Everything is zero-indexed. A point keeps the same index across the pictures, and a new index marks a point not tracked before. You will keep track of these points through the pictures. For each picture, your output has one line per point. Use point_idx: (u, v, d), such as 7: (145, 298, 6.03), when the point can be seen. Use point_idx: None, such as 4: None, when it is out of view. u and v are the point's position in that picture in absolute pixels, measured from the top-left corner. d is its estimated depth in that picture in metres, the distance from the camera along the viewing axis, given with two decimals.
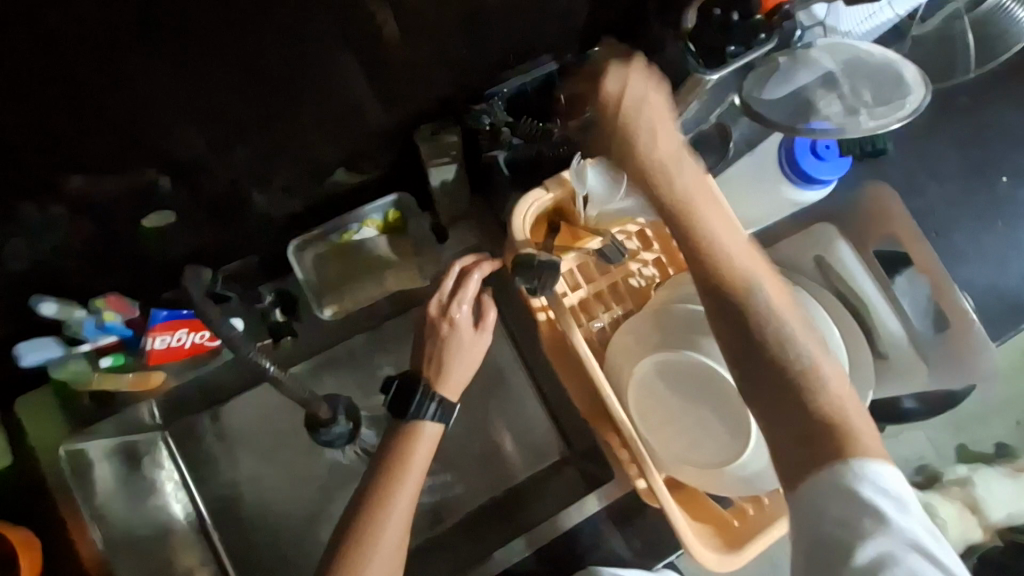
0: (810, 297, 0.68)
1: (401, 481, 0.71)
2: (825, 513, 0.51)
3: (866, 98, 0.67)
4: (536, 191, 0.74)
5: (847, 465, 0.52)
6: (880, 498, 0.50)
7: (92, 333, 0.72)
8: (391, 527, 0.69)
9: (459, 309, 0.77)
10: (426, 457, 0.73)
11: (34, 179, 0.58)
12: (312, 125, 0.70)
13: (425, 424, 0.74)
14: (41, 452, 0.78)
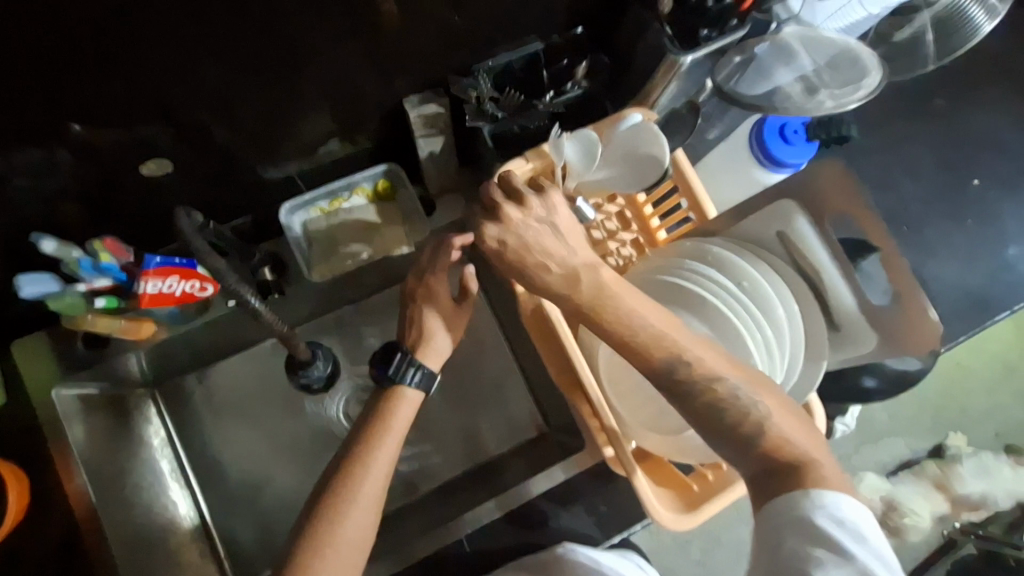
0: (767, 275, 0.73)
1: (382, 440, 0.74)
2: (785, 540, 0.54)
3: (825, 80, 0.73)
4: (516, 160, 0.74)
5: (805, 495, 0.55)
6: (836, 528, 0.53)
7: (89, 273, 0.73)
8: (369, 484, 0.71)
9: (435, 276, 0.79)
10: (406, 420, 0.76)
11: (41, 125, 0.61)
12: (307, 96, 0.74)
13: (405, 390, 0.76)
14: (33, 393, 0.81)
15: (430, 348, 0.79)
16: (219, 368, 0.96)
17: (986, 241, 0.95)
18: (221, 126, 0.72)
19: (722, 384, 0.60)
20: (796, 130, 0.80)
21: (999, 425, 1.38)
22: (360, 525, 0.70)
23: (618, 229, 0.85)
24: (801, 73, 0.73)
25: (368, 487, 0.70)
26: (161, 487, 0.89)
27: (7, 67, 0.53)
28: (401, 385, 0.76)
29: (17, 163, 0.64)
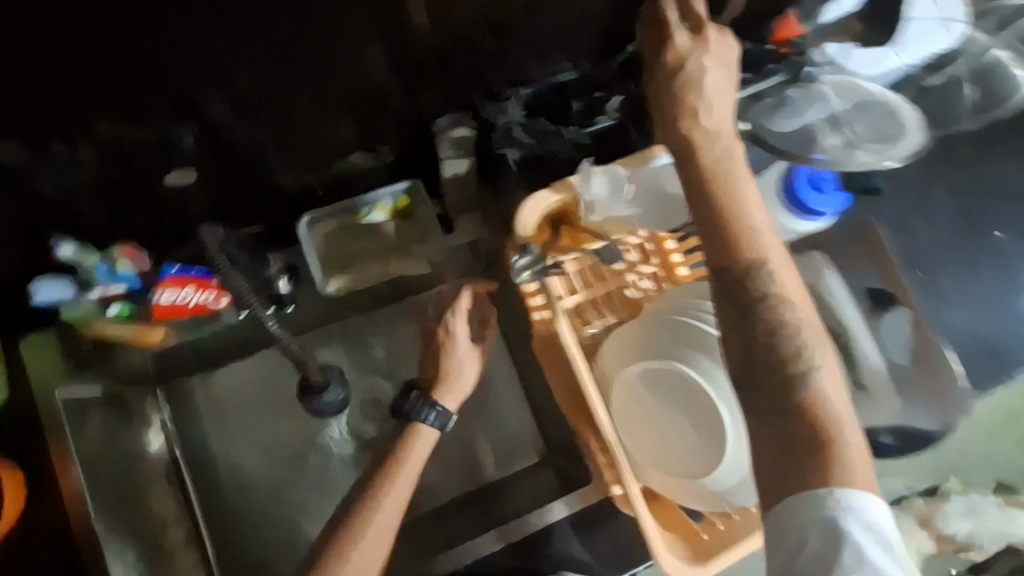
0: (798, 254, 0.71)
1: (397, 474, 0.74)
2: (804, 543, 0.52)
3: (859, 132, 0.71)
4: (544, 192, 0.77)
5: (829, 494, 0.53)
6: (860, 532, 0.51)
7: (103, 278, 0.75)
8: (386, 508, 0.71)
9: (455, 319, 0.80)
10: (421, 458, 0.76)
11: (53, 111, 0.59)
12: (336, 106, 0.73)
13: (423, 427, 0.77)
14: (36, 388, 0.79)
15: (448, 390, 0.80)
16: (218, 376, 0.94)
17: (1004, 293, 0.94)
18: (235, 129, 0.70)
19: (799, 331, 0.60)
20: (825, 177, 0.76)
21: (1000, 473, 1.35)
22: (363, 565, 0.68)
23: (637, 262, 0.82)
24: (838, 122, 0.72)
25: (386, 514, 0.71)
26: (158, 488, 0.87)
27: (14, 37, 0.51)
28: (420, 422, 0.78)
29: (29, 155, 0.63)
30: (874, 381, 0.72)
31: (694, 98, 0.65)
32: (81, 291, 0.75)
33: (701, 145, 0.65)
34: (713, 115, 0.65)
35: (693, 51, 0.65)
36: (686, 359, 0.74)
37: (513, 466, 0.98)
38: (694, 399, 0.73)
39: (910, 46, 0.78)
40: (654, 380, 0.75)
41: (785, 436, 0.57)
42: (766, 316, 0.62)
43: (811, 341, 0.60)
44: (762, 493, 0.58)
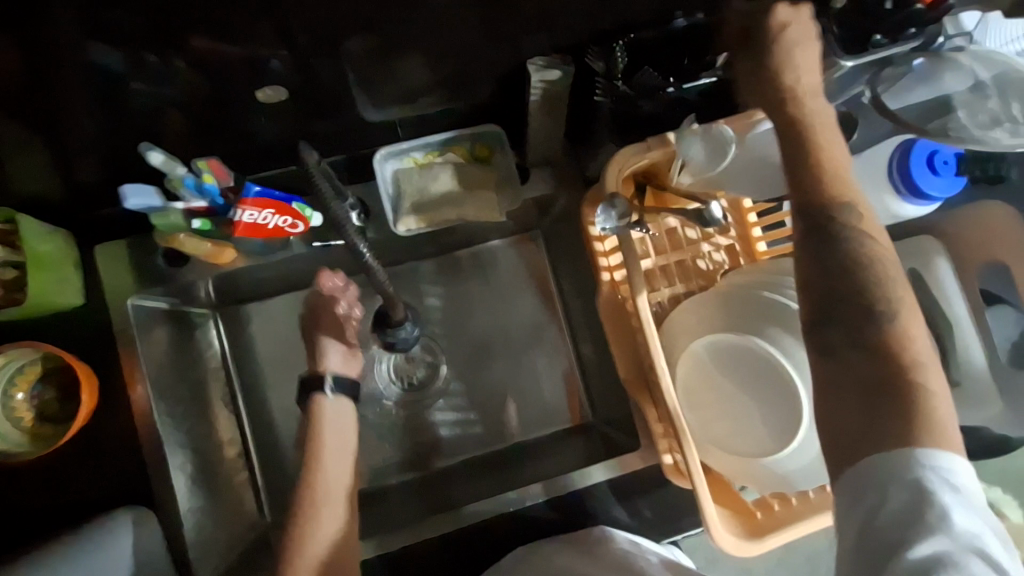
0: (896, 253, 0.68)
1: (322, 437, 0.74)
2: (885, 502, 0.50)
3: (1014, 111, 0.66)
4: (637, 146, 0.74)
5: (915, 452, 0.50)
6: (945, 491, 0.49)
7: (191, 192, 0.72)
8: (335, 473, 0.73)
9: (341, 305, 0.79)
10: (339, 446, 0.75)
11: (158, 20, 0.56)
12: (432, 35, 0.66)
13: (325, 404, 0.76)
14: (110, 295, 0.79)
15: (328, 363, 0.77)
16: (282, 301, 0.96)
17: None
18: (325, 64, 0.67)
19: (890, 278, 0.56)
20: (946, 159, 0.70)
21: None
22: (330, 530, 0.70)
23: (713, 232, 0.82)
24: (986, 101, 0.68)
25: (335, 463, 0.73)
26: (216, 406, 0.90)
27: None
28: (320, 399, 0.76)
29: (129, 62, 0.61)
30: (975, 386, 0.68)
31: (782, 58, 0.62)
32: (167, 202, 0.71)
33: (798, 101, 0.62)
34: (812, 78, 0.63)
35: (797, 20, 0.62)
36: (767, 334, 0.71)
37: (551, 425, 1.01)
38: (765, 375, 0.71)
39: None
40: (725, 354, 0.73)
41: (865, 378, 0.54)
42: (863, 280, 0.56)
43: (901, 299, 0.56)
44: (833, 452, 0.54)
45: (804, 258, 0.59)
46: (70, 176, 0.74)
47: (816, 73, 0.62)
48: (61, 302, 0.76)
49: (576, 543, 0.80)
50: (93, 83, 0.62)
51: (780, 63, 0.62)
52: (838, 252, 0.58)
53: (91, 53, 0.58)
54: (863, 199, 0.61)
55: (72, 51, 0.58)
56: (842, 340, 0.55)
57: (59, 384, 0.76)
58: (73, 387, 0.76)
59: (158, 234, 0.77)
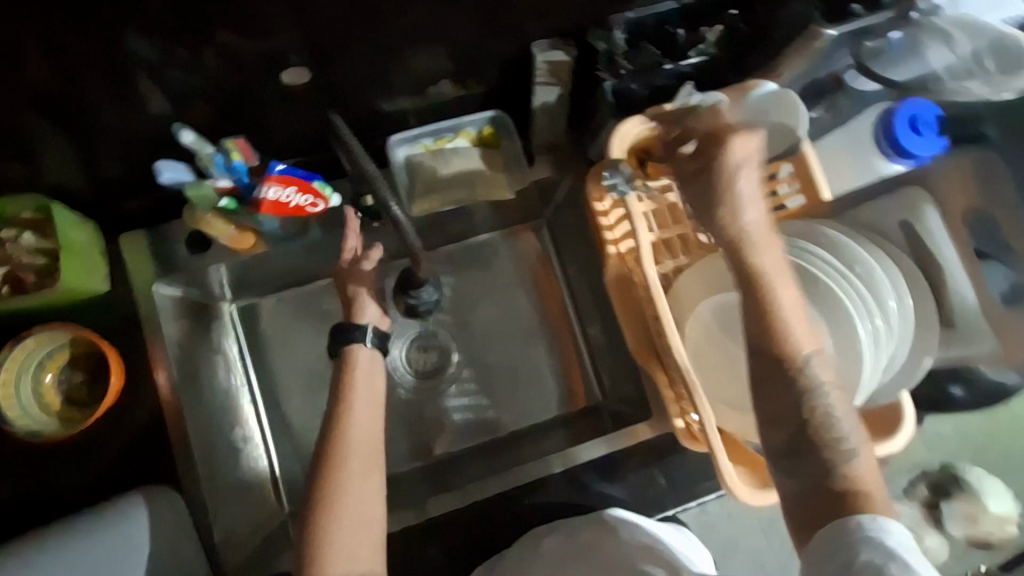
0: (866, 253, 0.70)
1: (353, 388, 0.74)
2: (856, 555, 0.51)
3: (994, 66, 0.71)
4: (639, 117, 0.77)
5: (869, 514, 0.54)
6: (901, 549, 0.51)
7: (220, 171, 0.77)
8: (359, 433, 0.72)
9: (364, 262, 0.82)
10: (368, 381, 0.75)
11: (191, 15, 0.62)
12: (438, 22, 0.72)
13: (360, 348, 0.76)
14: (137, 284, 0.83)
15: (364, 312, 0.79)
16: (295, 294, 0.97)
17: None
18: (341, 55, 0.73)
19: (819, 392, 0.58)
20: (926, 121, 0.77)
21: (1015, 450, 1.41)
22: (365, 486, 0.69)
23: None
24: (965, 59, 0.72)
25: (362, 405, 0.73)
26: (224, 390, 0.88)
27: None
28: (355, 347, 0.76)
29: (160, 54, 0.65)
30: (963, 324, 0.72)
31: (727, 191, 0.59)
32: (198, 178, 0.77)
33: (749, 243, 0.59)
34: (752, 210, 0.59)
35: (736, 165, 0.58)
36: None
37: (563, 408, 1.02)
38: None
39: None
40: (726, 313, 0.80)
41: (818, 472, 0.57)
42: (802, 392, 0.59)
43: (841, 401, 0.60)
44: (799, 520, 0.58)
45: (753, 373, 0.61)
46: (98, 168, 0.78)
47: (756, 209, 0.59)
48: (90, 289, 0.79)
49: (591, 519, 0.81)
50: (125, 76, 0.66)
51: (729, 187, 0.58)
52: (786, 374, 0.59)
53: (129, 44, 0.63)
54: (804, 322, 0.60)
55: (108, 43, 0.62)
56: (802, 428, 0.59)
57: (88, 369, 0.80)
58: (102, 370, 0.79)
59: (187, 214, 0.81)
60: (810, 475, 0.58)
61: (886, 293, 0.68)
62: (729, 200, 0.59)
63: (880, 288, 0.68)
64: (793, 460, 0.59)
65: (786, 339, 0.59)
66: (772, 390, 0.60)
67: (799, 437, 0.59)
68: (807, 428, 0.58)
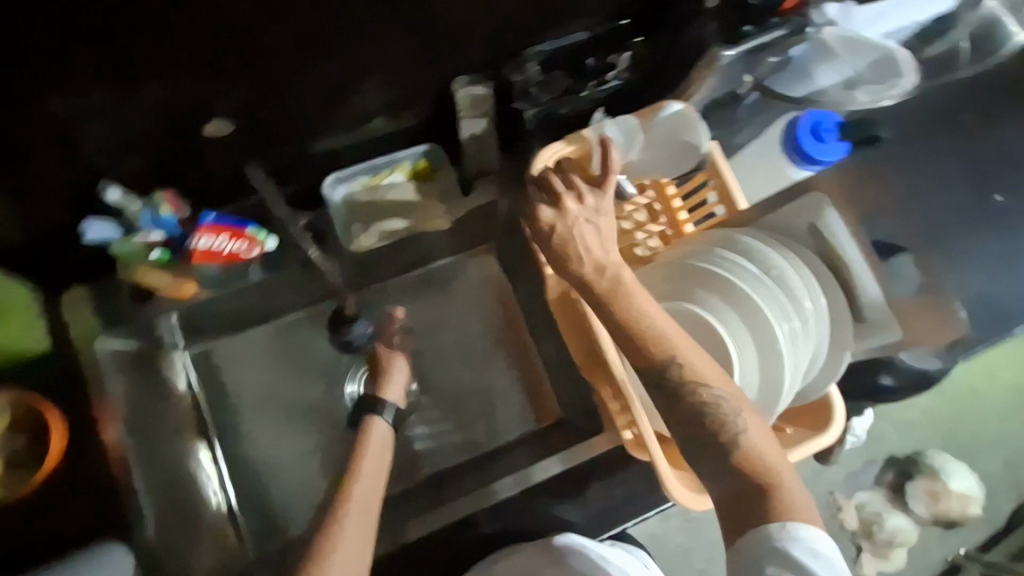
0: (794, 262, 0.75)
1: (367, 450, 0.78)
2: (763, 568, 0.61)
3: (863, 74, 0.78)
4: (558, 143, 0.77)
5: (784, 526, 0.62)
6: (808, 558, 0.60)
7: (148, 224, 0.80)
8: (362, 485, 0.74)
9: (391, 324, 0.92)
10: (383, 442, 0.80)
11: (115, 72, 0.65)
12: (358, 65, 0.77)
13: (377, 421, 0.82)
14: (78, 339, 0.85)
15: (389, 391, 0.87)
16: (251, 336, 0.97)
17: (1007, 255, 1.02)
18: (269, 99, 0.77)
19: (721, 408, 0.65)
20: (829, 128, 0.81)
21: (974, 426, 1.48)
22: (356, 530, 0.71)
23: (646, 221, 0.86)
24: (841, 68, 0.79)
25: (371, 467, 0.76)
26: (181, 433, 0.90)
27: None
28: (375, 418, 0.82)
29: (86, 111, 0.68)
30: (876, 314, 0.75)
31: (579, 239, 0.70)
32: (125, 235, 0.80)
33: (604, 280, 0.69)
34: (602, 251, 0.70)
35: (564, 222, 0.70)
36: (698, 299, 0.73)
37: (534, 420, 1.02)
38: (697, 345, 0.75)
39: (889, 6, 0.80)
40: None
41: None
42: (692, 401, 0.66)
43: (731, 394, 0.66)
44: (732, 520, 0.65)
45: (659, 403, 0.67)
46: (35, 223, 0.79)
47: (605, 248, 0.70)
48: (25, 350, 0.79)
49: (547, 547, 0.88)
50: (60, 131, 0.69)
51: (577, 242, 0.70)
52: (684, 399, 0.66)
53: (53, 105, 0.65)
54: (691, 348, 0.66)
55: (33, 104, 0.64)
56: None
57: (30, 427, 0.79)
58: (43, 433, 0.79)
59: (121, 268, 0.84)
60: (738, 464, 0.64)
61: (800, 299, 0.72)
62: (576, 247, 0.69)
63: (795, 296, 0.73)
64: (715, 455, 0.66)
65: (670, 366, 0.66)
66: (684, 393, 0.66)
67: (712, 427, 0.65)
68: (717, 418, 0.65)
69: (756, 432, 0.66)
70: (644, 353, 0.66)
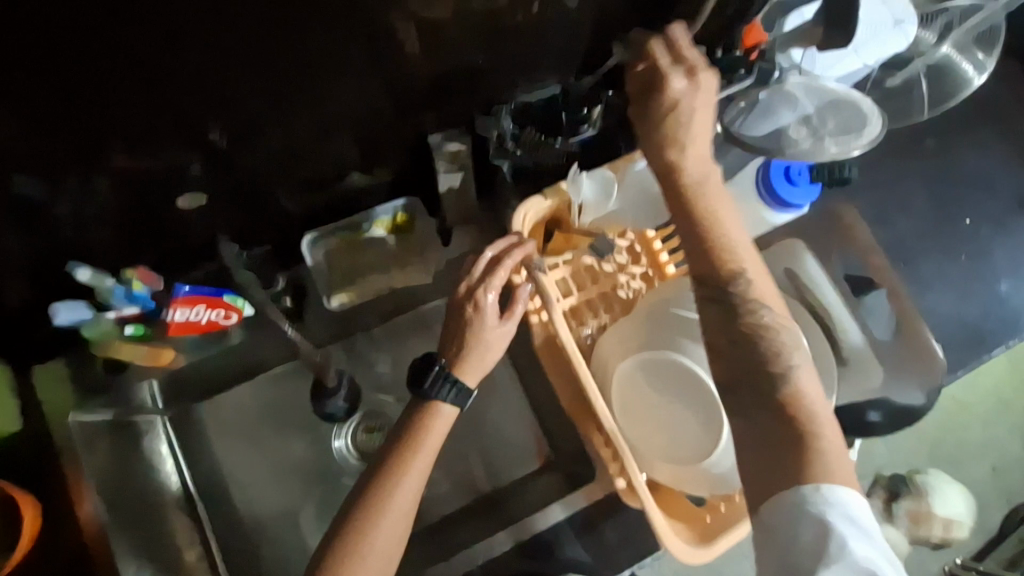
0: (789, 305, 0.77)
1: (409, 466, 0.75)
2: (796, 533, 0.58)
3: (829, 126, 0.77)
4: (537, 198, 0.83)
5: (818, 487, 0.59)
6: (844, 523, 0.57)
7: (121, 301, 0.78)
8: (399, 499, 0.73)
9: (487, 294, 0.79)
10: (438, 439, 0.77)
11: (79, 145, 0.64)
12: (331, 123, 0.77)
13: (443, 405, 0.77)
14: (52, 416, 0.82)
15: (467, 370, 0.79)
16: (243, 390, 0.96)
17: (977, 276, 1.05)
18: (242, 161, 0.77)
19: (778, 334, 0.68)
20: (800, 171, 0.83)
21: (960, 437, 1.50)
22: (395, 527, 0.72)
23: (628, 263, 0.89)
24: (807, 119, 0.77)
25: (419, 465, 0.75)
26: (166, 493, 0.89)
27: (53, 61, 0.55)
28: (437, 401, 0.77)
29: (53, 184, 0.67)
30: (852, 358, 0.79)
31: (683, 135, 0.72)
32: (98, 314, 0.78)
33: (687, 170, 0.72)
34: (693, 155, 0.72)
35: (686, 97, 0.72)
36: (682, 347, 0.78)
37: (524, 467, 1.01)
38: (689, 382, 0.76)
39: (849, 53, 0.82)
40: (655, 369, 0.78)
41: None
42: (748, 319, 0.68)
43: (782, 325, 0.68)
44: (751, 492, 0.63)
45: (713, 321, 0.70)
46: (8, 298, 0.79)
47: (698, 148, 0.72)
48: None
49: None
50: (27, 206, 0.68)
51: (673, 130, 0.72)
52: (743, 314, 0.68)
53: (18, 181, 0.65)
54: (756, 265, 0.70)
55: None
56: None
57: (3, 511, 0.77)
58: (16, 514, 0.76)
59: (95, 347, 0.82)
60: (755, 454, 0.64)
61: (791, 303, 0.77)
62: (675, 136, 0.72)
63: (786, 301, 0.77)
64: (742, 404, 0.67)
65: (739, 276, 0.69)
66: (743, 310, 0.68)
67: (747, 337, 0.68)
68: (756, 360, 0.67)
69: (807, 374, 0.67)
70: (713, 262, 0.70)
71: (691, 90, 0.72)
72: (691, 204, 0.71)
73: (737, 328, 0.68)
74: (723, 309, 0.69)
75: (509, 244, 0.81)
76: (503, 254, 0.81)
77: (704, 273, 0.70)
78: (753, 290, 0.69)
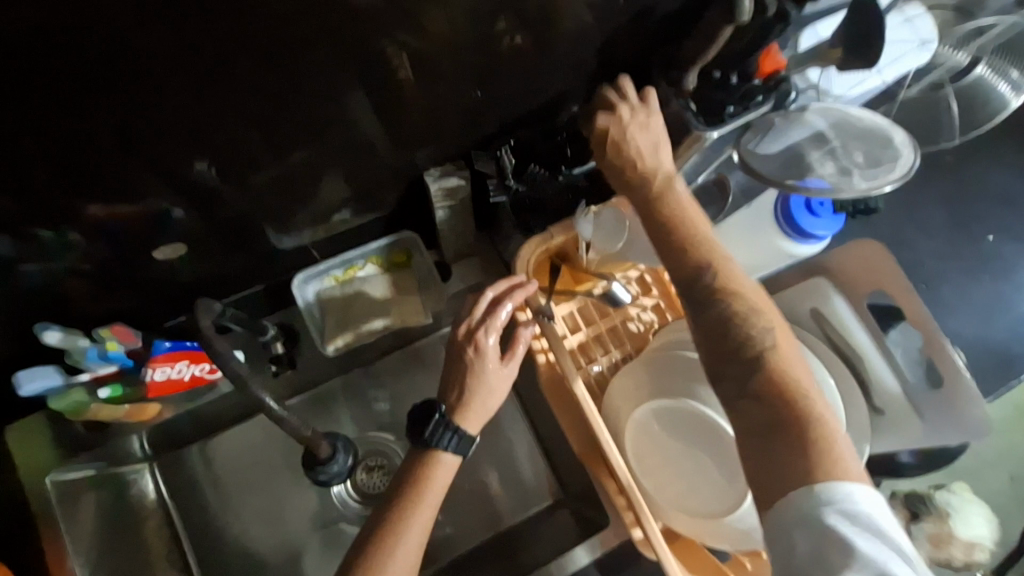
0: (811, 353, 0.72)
1: (410, 520, 0.69)
2: (795, 544, 0.54)
3: (857, 160, 0.71)
4: (541, 236, 0.79)
5: (813, 491, 0.55)
6: (846, 523, 0.53)
7: (94, 362, 0.73)
8: (405, 552, 0.67)
9: (487, 337, 0.74)
10: (439, 491, 0.71)
11: (51, 198, 0.60)
12: (321, 158, 0.72)
13: (443, 455, 0.72)
14: (28, 474, 0.77)
15: (468, 417, 0.74)
16: (236, 434, 0.91)
17: (1004, 297, 0.99)
18: (226, 201, 0.72)
19: (757, 324, 0.64)
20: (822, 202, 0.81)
21: (984, 459, 1.42)
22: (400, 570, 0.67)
23: (639, 294, 0.85)
24: (830, 151, 0.72)
25: (420, 519, 0.69)
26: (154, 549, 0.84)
27: (16, 113, 0.51)
28: (439, 451, 0.72)
29: (23, 237, 0.63)
30: (884, 404, 0.76)
31: (630, 151, 0.73)
32: (69, 380, 0.74)
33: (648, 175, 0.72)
34: (656, 160, 0.73)
35: (615, 125, 0.74)
36: (698, 395, 0.73)
37: (526, 510, 0.96)
38: (703, 425, 0.72)
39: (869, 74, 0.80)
40: (669, 416, 0.73)
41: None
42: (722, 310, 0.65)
43: (767, 317, 0.64)
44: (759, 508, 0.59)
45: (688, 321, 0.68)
46: None
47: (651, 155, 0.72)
48: None
49: None
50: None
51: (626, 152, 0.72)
52: (715, 307, 0.65)
53: None
54: (728, 258, 0.68)
55: None
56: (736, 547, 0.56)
57: None
58: None
59: (67, 414, 0.77)
60: (766, 499, 0.58)
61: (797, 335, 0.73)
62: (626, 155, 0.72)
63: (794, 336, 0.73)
64: (750, 429, 0.61)
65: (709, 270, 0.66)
66: (713, 301, 0.65)
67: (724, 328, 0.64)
68: (744, 361, 0.63)
69: (797, 367, 0.63)
70: (682, 256, 0.68)
71: (616, 118, 0.73)
72: (660, 205, 0.71)
73: (712, 318, 0.65)
74: (695, 302, 0.66)
75: (510, 286, 0.76)
76: (504, 296, 0.76)
77: (676, 272, 0.68)
78: (724, 278, 0.66)
